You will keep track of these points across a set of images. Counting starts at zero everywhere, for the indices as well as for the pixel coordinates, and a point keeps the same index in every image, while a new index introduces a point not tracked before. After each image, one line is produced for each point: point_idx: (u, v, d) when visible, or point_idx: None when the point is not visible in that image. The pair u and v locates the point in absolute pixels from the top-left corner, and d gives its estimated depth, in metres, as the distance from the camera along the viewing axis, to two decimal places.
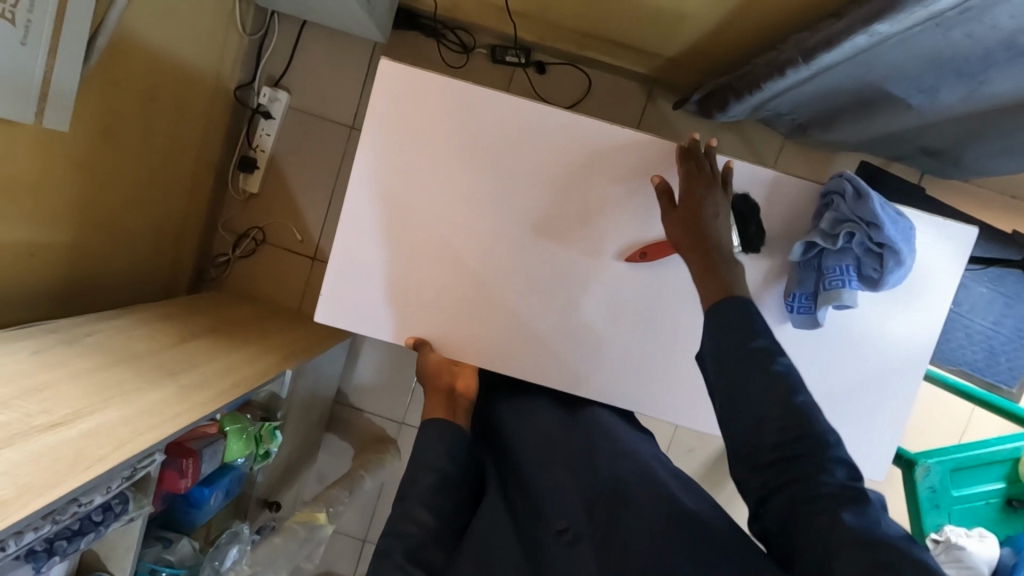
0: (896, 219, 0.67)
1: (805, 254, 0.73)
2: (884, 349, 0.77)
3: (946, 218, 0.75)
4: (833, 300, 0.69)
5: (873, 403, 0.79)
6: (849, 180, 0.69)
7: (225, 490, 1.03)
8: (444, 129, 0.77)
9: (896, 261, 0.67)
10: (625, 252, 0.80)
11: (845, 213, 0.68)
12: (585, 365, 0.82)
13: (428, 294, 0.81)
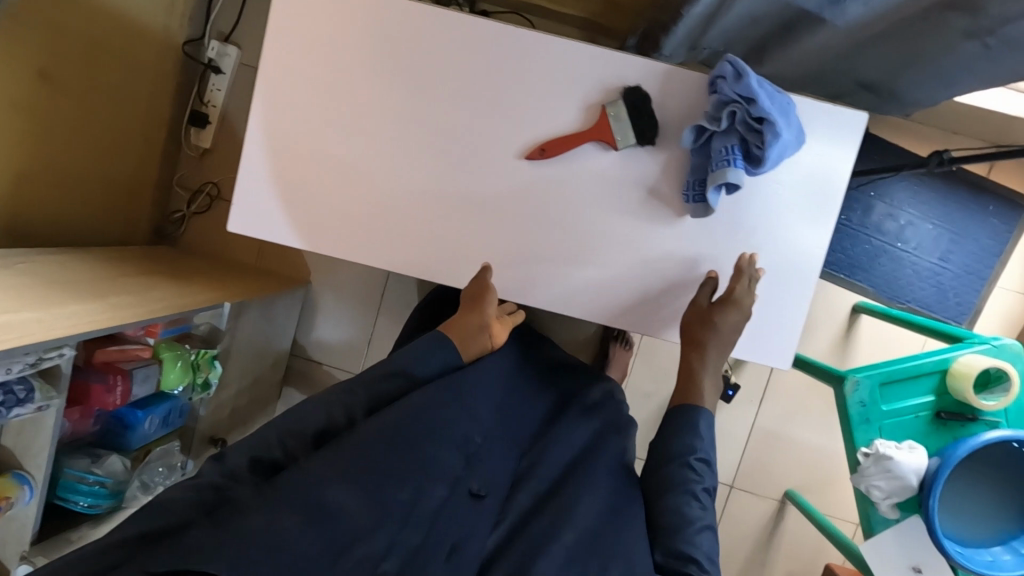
0: (772, 95, 0.69)
1: (697, 139, 0.74)
2: (781, 242, 0.79)
3: (836, 105, 0.77)
4: (719, 180, 0.70)
5: (773, 293, 0.80)
6: (730, 62, 0.70)
7: (162, 417, 1.04)
8: (344, 32, 0.78)
9: (774, 133, 0.68)
10: (526, 150, 0.78)
11: (727, 95, 0.70)
12: (492, 265, 0.80)
13: (330, 200, 0.79)
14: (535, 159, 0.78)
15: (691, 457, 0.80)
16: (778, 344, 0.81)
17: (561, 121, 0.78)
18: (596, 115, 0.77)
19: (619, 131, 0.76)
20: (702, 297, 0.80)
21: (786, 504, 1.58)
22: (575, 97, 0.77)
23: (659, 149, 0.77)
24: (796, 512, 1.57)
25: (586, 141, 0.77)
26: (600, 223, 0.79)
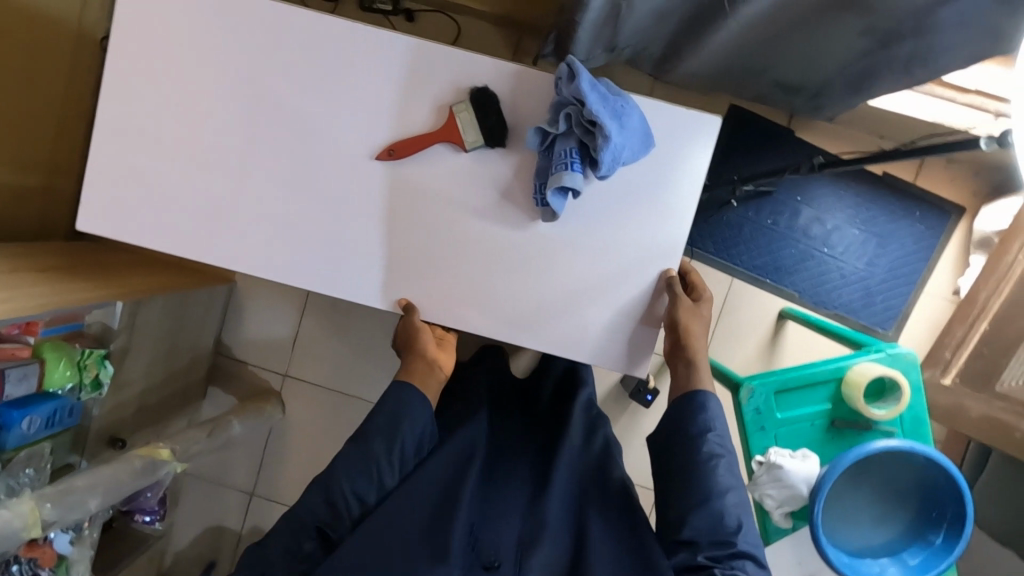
0: (604, 99, 0.77)
1: (542, 143, 0.82)
2: (627, 243, 0.88)
3: (676, 107, 0.86)
4: (557, 182, 0.79)
5: (624, 286, 0.89)
6: (568, 65, 0.78)
7: (45, 417, 1.02)
8: None
9: (604, 137, 0.77)
10: (378, 150, 0.88)
11: (565, 97, 0.78)
12: (361, 261, 0.90)
13: (214, 193, 0.90)
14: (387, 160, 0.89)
15: (709, 434, 0.85)
16: (632, 338, 0.91)
17: (414, 123, 0.88)
18: (446, 115, 0.87)
19: (465, 134, 0.86)
20: (559, 296, 0.89)
21: None
22: (429, 100, 0.88)
23: (511, 151, 0.88)
24: None
25: (435, 142, 0.87)
26: (459, 223, 0.89)
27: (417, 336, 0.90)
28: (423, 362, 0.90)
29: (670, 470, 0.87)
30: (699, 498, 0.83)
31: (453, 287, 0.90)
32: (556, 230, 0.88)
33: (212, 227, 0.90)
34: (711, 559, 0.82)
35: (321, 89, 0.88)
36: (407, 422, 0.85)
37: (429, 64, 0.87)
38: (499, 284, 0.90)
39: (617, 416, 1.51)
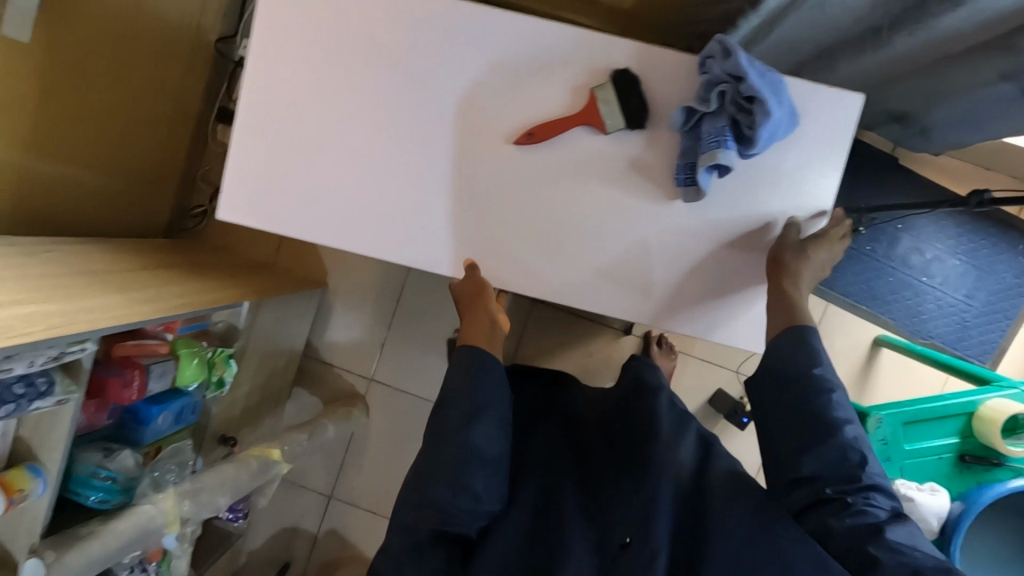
0: (764, 73, 0.66)
1: (687, 122, 0.72)
2: (771, 223, 0.78)
3: (828, 88, 0.75)
4: (710, 160, 0.68)
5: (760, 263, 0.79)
6: (719, 41, 0.68)
7: (176, 413, 1.03)
8: (373, 35, 0.77)
9: (764, 113, 0.66)
10: (513, 134, 0.77)
11: (717, 74, 0.68)
12: (482, 245, 0.79)
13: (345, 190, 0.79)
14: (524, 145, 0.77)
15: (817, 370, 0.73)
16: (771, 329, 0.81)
17: (548, 104, 0.76)
18: (585, 98, 0.75)
19: (607, 115, 0.74)
20: (692, 276, 0.79)
21: None
22: (566, 79, 0.75)
23: None
24: None
25: (575, 126, 0.75)
26: (598, 204, 0.78)
27: (479, 297, 0.78)
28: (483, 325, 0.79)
29: (773, 411, 0.75)
30: (825, 432, 0.71)
31: (595, 293, 0.79)
32: (713, 234, 0.78)
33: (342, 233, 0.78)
34: (840, 492, 0.70)
35: (466, 82, 0.77)
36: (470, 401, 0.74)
37: (584, 52, 0.75)
38: (626, 262, 0.79)
39: None
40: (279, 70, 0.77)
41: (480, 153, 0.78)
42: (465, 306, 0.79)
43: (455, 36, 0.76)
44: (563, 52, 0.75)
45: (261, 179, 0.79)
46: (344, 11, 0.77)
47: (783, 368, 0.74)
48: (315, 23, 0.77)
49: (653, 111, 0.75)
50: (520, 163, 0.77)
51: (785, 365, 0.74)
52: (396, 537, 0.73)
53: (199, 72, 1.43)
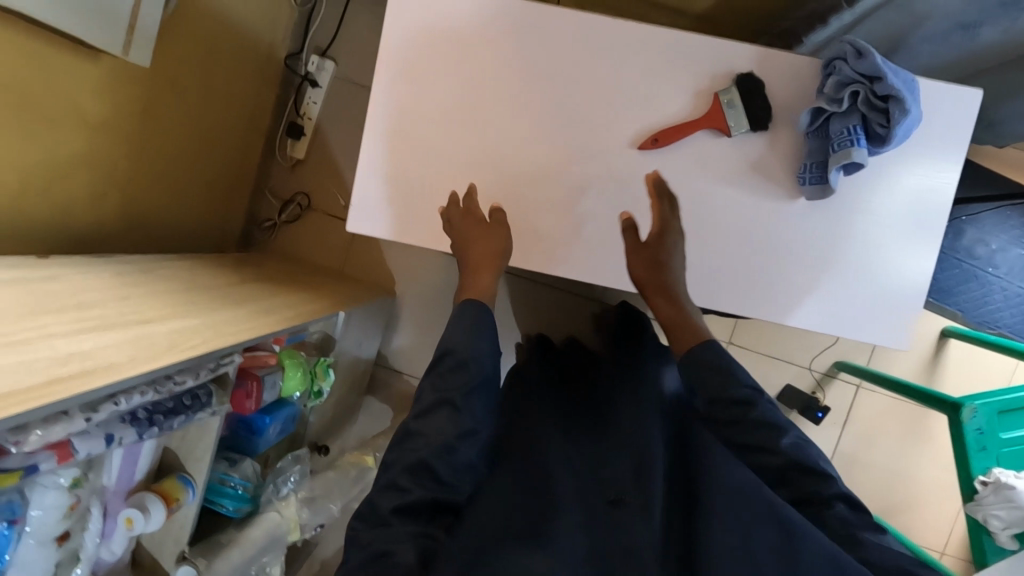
0: (897, 73, 0.68)
1: (812, 123, 0.74)
2: (887, 219, 0.80)
3: (945, 84, 0.78)
4: (844, 160, 0.70)
5: (875, 259, 0.81)
6: (850, 43, 0.70)
7: (282, 423, 1.05)
8: (497, 49, 0.79)
9: (902, 111, 0.67)
10: (638, 139, 0.79)
11: (848, 75, 0.70)
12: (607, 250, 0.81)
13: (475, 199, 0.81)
14: (647, 149, 0.79)
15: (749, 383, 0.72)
16: (891, 324, 0.82)
17: (670, 108, 0.78)
18: (708, 103, 0.78)
19: (731, 117, 0.77)
20: (811, 273, 0.81)
21: (943, 554, 1.55)
22: (688, 84, 0.78)
23: None
24: (950, 558, 1.55)
25: (699, 130, 0.77)
26: (719, 207, 0.80)
27: (488, 230, 0.78)
28: (478, 270, 0.77)
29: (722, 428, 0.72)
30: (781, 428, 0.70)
31: (720, 290, 0.81)
32: (835, 232, 0.80)
33: None
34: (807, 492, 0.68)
35: (589, 91, 0.79)
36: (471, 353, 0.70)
37: (705, 57, 0.77)
38: (748, 263, 0.81)
39: None
40: (406, 86, 0.80)
41: (604, 159, 0.80)
42: (460, 228, 0.78)
43: (577, 47, 0.79)
44: (685, 59, 0.78)
45: (392, 191, 0.82)
46: (468, 27, 0.79)
47: (700, 367, 0.73)
48: (440, 39, 0.80)
49: (774, 114, 0.77)
50: (643, 167, 0.80)
51: (716, 374, 0.72)
52: (383, 494, 0.63)
53: (269, 89, 1.47)
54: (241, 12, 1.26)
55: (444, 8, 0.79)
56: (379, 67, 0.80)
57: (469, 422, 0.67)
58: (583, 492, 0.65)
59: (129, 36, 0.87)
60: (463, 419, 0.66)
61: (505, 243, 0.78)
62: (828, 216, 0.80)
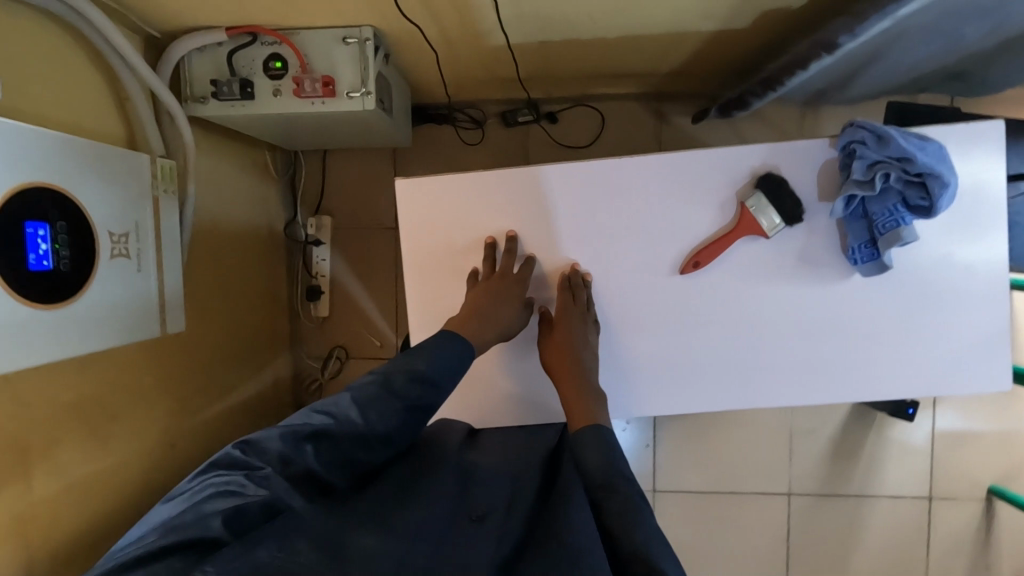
0: (922, 147, 0.68)
1: (848, 207, 0.73)
2: (950, 268, 0.77)
3: (971, 124, 0.74)
4: (896, 242, 0.70)
5: (950, 308, 0.78)
6: (863, 127, 0.69)
7: None
8: (513, 222, 0.80)
9: (942, 184, 0.67)
10: (679, 265, 0.78)
11: (874, 158, 0.68)
12: (676, 380, 0.81)
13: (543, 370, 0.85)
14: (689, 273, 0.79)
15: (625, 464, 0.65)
16: (990, 366, 0.79)
17: (701, 228, 0.78)
18: (736, 213, 0.77)
19: (766, 221, 0.76)
20: (878, 341, 0.79)
21: None
22: (711, 201, 0.77)
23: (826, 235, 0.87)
24: None
25: (736, 242, 0.77)
26: (772, 308, 0.79)
27: (513, 297, 0.77)
28: (482, 319, 0.76)
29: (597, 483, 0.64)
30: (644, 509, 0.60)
31: (797, 385, 0.80)
32: (904, 294, 0.78)
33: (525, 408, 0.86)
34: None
35: (617, 233, 0.79)
36: (443, 376, 0.69)
37: (720, 170, 0.76)
38: (820, 352, 0.79)
39: (865, 433, 1.52)
40: (440, 285, 0.83)
41: (651, 295, 0.79)
42: (499, 279, 0.78)
43: (590, 198, 0.78)
44: (700, 176, 0.77)
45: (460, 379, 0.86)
46: (480, 211, 0.80)
47: (597, 450, 0.67)
48: (457, 230, 0.81)
49: (804, 205, 0.76)
50: (692, 289, 0.79)
51: (597, 451, 0.67)
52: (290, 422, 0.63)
53: (278, 264, 1.49)
54: (232, 211, 1.28)
55: (452, 205, 0.80)
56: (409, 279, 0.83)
57: (383, 421, 0.64)
58: (444, 517, 0.62)
59: (160, 312, 0.87)
60: (391, 412, 0.65)
61: (512, 325, 0.78)
62: (893, 282, 0.78)
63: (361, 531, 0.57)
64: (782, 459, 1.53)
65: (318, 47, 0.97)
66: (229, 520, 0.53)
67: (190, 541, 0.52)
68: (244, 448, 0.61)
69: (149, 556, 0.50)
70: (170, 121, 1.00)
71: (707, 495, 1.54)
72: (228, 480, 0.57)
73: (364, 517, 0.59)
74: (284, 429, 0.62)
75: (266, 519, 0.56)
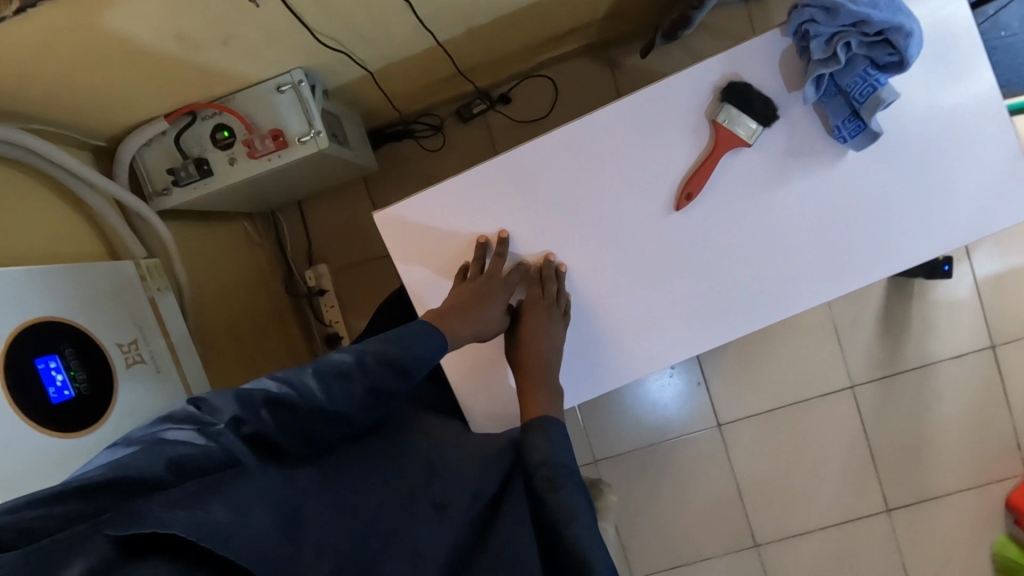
0: (875, 3, 0.66)
1: (819, 88, 0.71)
2: (943, 115, 0.75)
3: None
4: (880, 105, 0.67)
5: (953, 155, 0.75)
6: (810, 4, 0.68)
7: None
8: (496, 210, 0.78)
9: (905, 34, 0.65)
10: (672, 201, 0.77)
11: (829, 32, 0.67)
12: (704, 312, 0.79)
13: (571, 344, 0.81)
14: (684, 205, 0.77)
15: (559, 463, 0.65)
16: (1012, 200, 0.76)
17: (683, 156, 0.76)
18: (711, 131, 0.75)
19: (742, 129, 0.74)
20: (889, 212, 0.76)
21: None
22: (682, 126, 0.75)
23: None
24: None
25: (720, 158, 0.75)
26: (777, 212, 0.77)
27: (496, 297, 0.75)
28: (459, 312, 0.73)
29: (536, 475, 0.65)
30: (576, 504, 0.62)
31: (824, 279, 0.78)
32: (897, 163, 0.75)
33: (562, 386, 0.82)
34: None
35: (600, 189, 0.77)
36: (417, 365, 0.64)
37: (682, 91, 0.74)
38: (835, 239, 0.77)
39: (909, 305, 1.49)
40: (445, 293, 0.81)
41: (653, 236, 0.78)
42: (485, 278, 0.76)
43: (563, 163, 0.77)
44: (663, 104, 0.75)
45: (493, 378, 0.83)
46: (462, 211, 0.79)
47: (546, 447, 0.66)
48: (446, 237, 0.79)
49: (775, 101, 0.74)
50: (694, 219, 0.77)
51: (545, 444, 0.67)
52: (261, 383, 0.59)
53: (291, 324, 1.49)
54: (230, 287, 1.28)
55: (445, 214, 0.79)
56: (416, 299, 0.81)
57: (344, 401, 0.59)
58: (404, 494, 0.63)
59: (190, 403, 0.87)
60: (357, 395, 0.60)
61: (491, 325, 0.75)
62: (888, 151, 0.75)
63: (313, 492, 0.58)
64: (834, 355, 1.51)
65: (257, 104, 0.97)
66: (174, 467, 0.50)
67: (127, 486, 0.48)
68: (197, 403, 0.56)
69: (76, 492, 0.46)
70: (140, 220, 0.99)
71: (774, 412, 1.53)
72: (173, 434, 0.52)
73: (320, 479, 0.59)
74: (241, 391, 0.57)
75: (213, 470, 0.52)
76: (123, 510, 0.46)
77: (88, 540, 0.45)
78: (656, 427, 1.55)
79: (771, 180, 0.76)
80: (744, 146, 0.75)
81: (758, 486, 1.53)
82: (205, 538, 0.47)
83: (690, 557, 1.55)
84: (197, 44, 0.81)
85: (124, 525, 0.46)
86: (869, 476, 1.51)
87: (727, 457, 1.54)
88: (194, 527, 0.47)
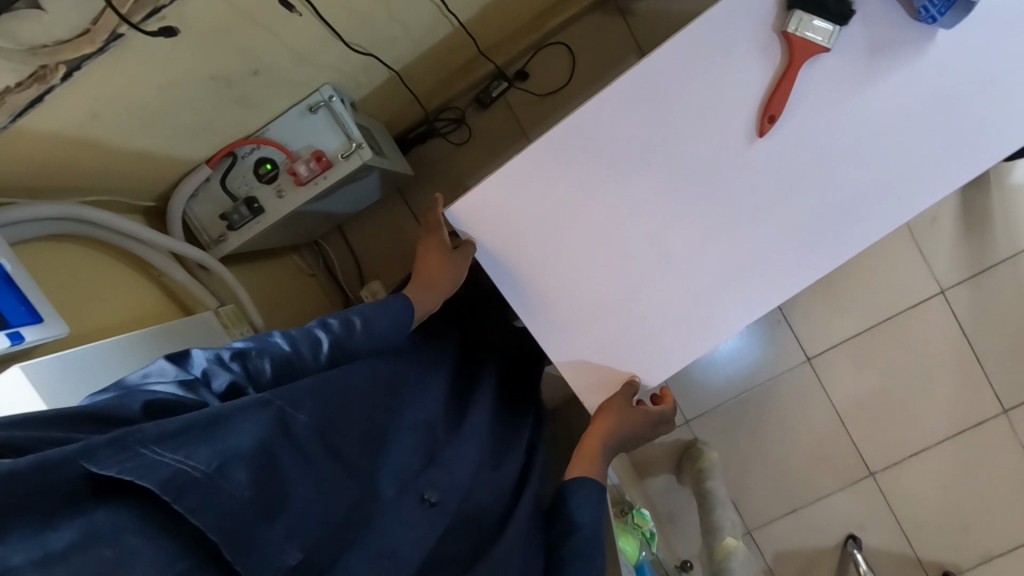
0: None
1: None
2: None
3: None
4: None
5: None
6: None
7: None
8: (568, 179, 0.75)
9: None
10: (755, 127, 0.72)
11: None
12: (811, 238, 0.74)
13: (678, 304, 0.77)
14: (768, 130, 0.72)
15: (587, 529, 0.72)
16: None
17: (757, 80, 0.71)
18: (783, 45, 0.70)
19: (818, 35, 0.68)
20: (995, 86, 0.69)
21: None
22: (749, 48, 0.70)
23: None
24: None
25: (798, 72, 0.70)
26: (871, 114, 0.71)
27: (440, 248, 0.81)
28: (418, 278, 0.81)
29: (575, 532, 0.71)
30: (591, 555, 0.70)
31: (933, 174, 0.71)
32: (995, 32, 0.68)
33: (670, 349, 0.79)
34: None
35: (674, 133, 0.72)
36: (385, 336, 0.72)
37: (741, 11, 0.69)
38: (937, 128, 0.70)
39: (987, 195, 1.40)
40: (532, 278, 0.78)
41: (741, 171, 0.73)
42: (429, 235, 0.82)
43: (630, 115, 0.72)
44: (724, 29, 0.70)
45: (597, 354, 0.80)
46: (535, 189, 0.75)
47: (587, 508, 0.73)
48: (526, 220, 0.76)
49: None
50: (783, 143, 0.72)
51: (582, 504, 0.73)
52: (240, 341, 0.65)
53: None
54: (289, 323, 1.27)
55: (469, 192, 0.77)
56: (490, 272, 0.79)
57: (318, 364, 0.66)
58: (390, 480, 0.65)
59: None
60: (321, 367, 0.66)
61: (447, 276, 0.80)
62: (985, 22, 0.68)
63: (291, 462, 0.56)
64: (917, 263, 1.43)
65: (293, 130, 0.95)
66: (149, 408, 0.54)
67: (100, 419, 0.52)
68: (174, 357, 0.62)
69: (51, 418, 0.49)
70: (204, 271, 0.98)
71: (864, 335, 1.46)
72: (155, 387, 0.57)
73: (299, 452, 0.58)
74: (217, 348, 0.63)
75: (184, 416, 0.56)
76: (97, 439, 0.46)
77: (60, 468, 0.44)
78: (742, 375, 1.50)
79: (860, 82, 0.70)
80: (821, 54, 0.70)
81: (859, 413, 1.47)
82: (179, 497, 0.46)
83: (802, 499, 1.50)
84: (228, 77, 0.79)
85: (95, 458, 0.45)
86: (978, 380, 1.44)
87: (821, 389, 1.48)
88: (161, 481, 0.46)
